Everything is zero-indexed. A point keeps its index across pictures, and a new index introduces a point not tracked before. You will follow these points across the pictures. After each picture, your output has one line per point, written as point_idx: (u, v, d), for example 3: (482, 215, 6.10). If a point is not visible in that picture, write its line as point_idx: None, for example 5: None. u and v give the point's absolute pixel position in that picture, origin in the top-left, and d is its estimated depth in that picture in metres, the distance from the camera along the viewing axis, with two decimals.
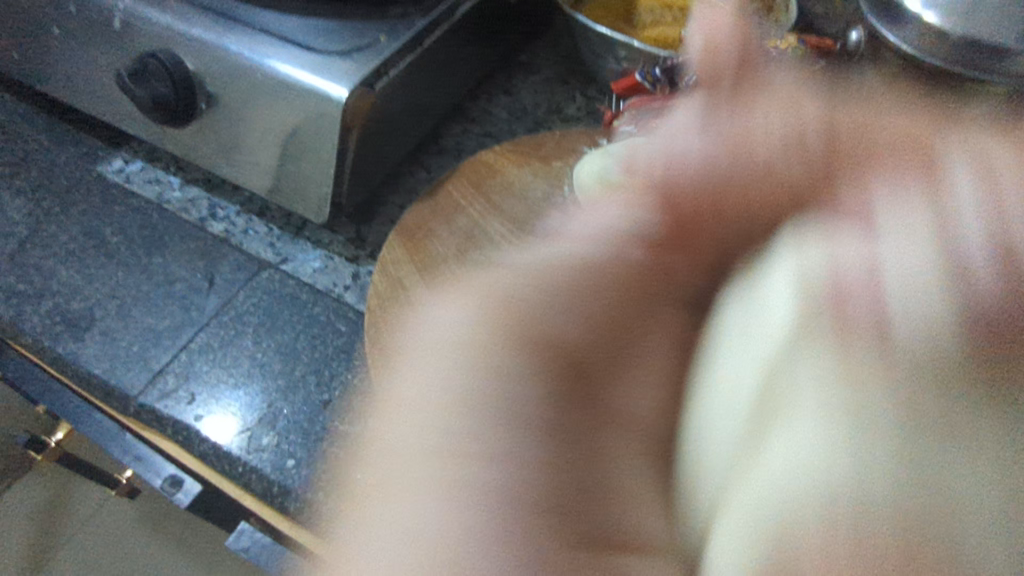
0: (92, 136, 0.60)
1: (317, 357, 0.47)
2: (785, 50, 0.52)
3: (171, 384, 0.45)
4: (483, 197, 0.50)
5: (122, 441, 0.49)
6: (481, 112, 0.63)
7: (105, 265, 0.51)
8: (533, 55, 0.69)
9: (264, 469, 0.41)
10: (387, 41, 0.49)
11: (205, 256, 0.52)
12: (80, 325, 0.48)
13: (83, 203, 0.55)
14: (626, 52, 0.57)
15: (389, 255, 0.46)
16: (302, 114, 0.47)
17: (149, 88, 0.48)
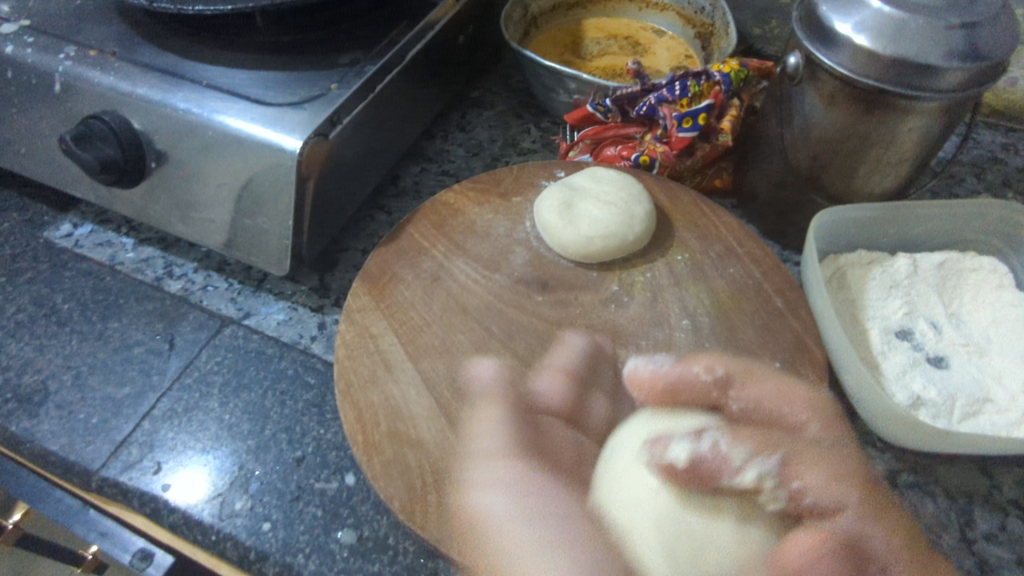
0: (38, 201, 0.58)
1: (286, 414, 0.46)
2: (729, 75, 0.53)
3: (135, 454, 0.43)
4: (445, 236, 0.50)
5: (86, 517, 0.46)
6: (439, 151, 0.64)
7: (59, 333, 0.50)
8: (485, 91, 0.70)
9: (238, 535, 0.40)
10: (338, 90, 0.49)
11: (164, 316, 0.51)
12: (34, 400, 0.46)
13: (32, 271, 0.53)
14: (576, 84, 0.58)
15: (355, 303, 0.46)
16: (254, 167, 0.46)
17: (95, 152, 0.46)
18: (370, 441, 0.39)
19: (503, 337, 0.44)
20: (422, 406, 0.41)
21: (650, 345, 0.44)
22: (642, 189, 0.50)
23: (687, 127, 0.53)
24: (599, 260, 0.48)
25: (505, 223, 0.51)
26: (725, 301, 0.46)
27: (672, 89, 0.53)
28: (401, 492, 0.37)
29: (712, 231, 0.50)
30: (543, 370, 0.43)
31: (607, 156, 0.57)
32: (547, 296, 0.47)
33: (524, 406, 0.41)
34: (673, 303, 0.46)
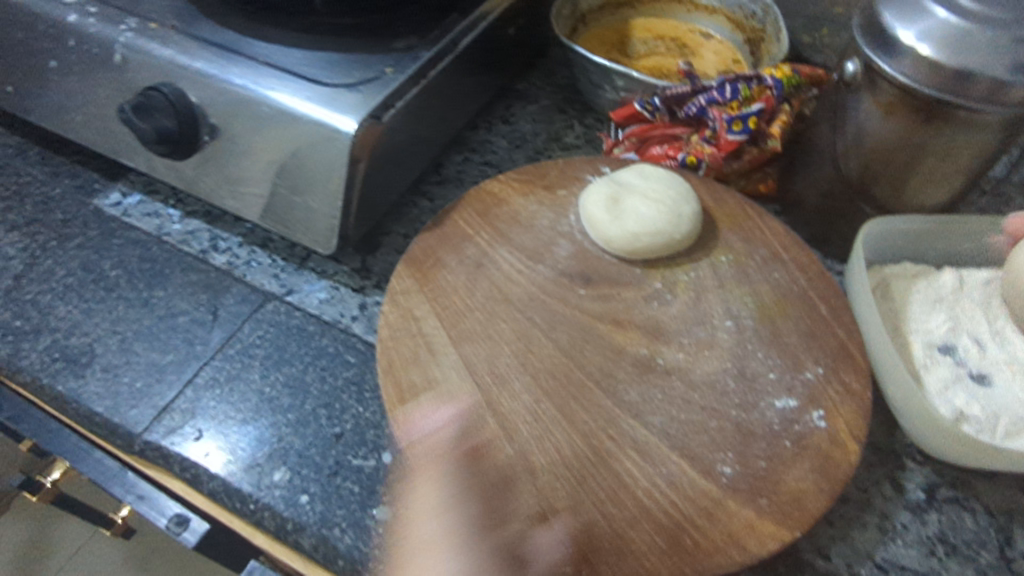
0: (89, 168, 0.59)
1: (326, 390, 0.46)
2: (780, 80, 0.53)
3: (177, 420, 0.44)
4: (489, 225, 0.50)
5: (124, 479, 0.47)
6: (482, 142, 0.64)
7: (106, 298, 0.51)
8: (529, 86, 0.70)
9: (276, 506, 0.41)
10: (393, 74, 0.49)
11: (209, 288, 0.52)
12: (81, 361, 0.47)
13: (81, 237, 0.54)
14: (625, 81, 0.58)
15: (399, 285, 0.46)
16: (308, 147, 0.47)
17: (153, 122, 0.48)
18: (412, 421, 0.40)
19: (545, 327, 0.45)
20: (464, 390, 0.41)
21: (693, 343, 0.44)
22: (689, 188, 0.50)
23: (737, 129, 0.53)
24: (643, 257, 0.47)
25: (549, 215, 0.51)
26: (768, 305, 0.45)
27: (723, 92, 0.53)
28: (441, 472, 0.38)
29: (757, 235, 0.49)
30: (585, 362, 0.43)
31: (653, 155, 0.57)
32: (590, 289, 0.46)
33: (564, 396, 0.41)
34: (716, 304, 0.46)
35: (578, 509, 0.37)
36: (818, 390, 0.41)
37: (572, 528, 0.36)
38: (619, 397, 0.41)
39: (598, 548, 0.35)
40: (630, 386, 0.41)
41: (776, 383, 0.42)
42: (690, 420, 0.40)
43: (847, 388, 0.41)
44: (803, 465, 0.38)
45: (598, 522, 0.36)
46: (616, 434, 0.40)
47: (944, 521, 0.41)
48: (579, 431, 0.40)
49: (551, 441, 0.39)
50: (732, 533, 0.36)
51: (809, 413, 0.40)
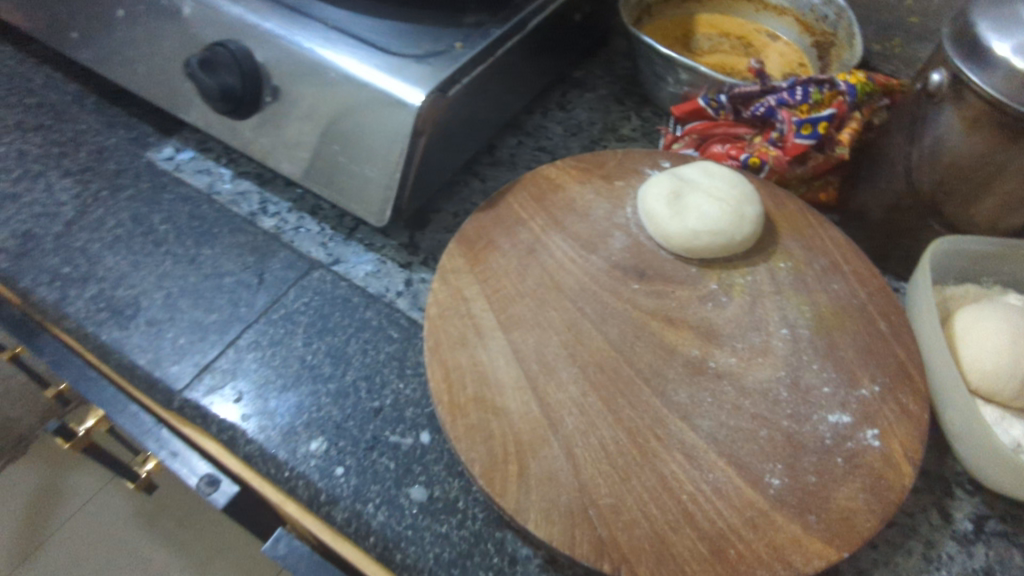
0: (144, 122, 0.59)
1: (368, 363, 0.46)
2: (855, 86, 0.51)
3: (218, 380, 0.44)
4: (543, 211, 0.49)
5: (157, 435, 0.47)
6: (536, 127, 0.63)
7: (153, 252, 0.50)
8: (587, 74, 0.69)
9: (311, 476, 0.40)
10: (463, 49, 0.48)
11: (255, 251, 0.51)
12: (126, 312, 0.47)
13: (132, 189, 0.54)
14: (691, 76, 0.57)
15: (449, 264, 0.46)
16: (370, 117, 0.46)
17: (217, 79, 0.48)
18: (455, 402, 0.39)
19: (596, 320, 0.44)
20: (511, 375, 0.41)
21: (747, 349, 0.42)
22: (754, 191, 0.49)
23: (806, 133, 0.51)
24: (700, 257, 0.47)
25: (605, 205, 0.50)
26: (827, 316, 0.44)
27: (793, 94, 0.52)
28: (482, 457, 0.37)
29: (818, 243, 0.48)
30: (635, 359, 0.42)
31: (714, 154, 0.55)
32: (644, 285, 0.45)
33: (612, 391, 0.40)
34: (772, 311, 0.44)
35: (620, 507, 0.35)
36: (873, 408, 0.40)
37: (612, 526, 0.35)
38: (669, 398, 0.40)
39: (638, 549, 0.34)
40: (680, 387, 0.40)
41: (831, 398, 0.40)
42: (739, 426, 0.39)
43: (904, 410, 0.40)
44: (854, 484, 0.37)
45: (638, 523, 0.35)
46: (665, 435, 0.38)
47: (993, 556, 0.40)
48: (625, 428, 0.39)
49: (596, 435, 0.38)
50: (778, 545, 0.34)
51: (863, 430, 0.39)
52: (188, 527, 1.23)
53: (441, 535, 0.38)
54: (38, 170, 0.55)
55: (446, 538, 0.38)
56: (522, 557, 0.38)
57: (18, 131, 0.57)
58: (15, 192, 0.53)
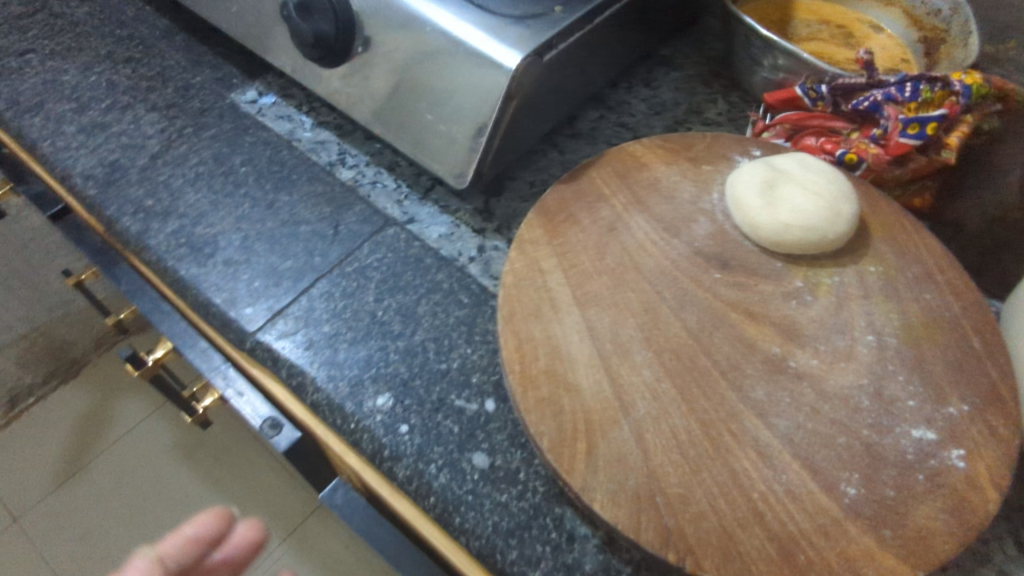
0: (229, 62, 0.59)
1: (437, 325, 0.45)
2: (970, 88, 0.47)
3: (290, 326, 0.44)
4: (627, 189, 0.48)
5: (223, 372, 0.49)
6: (619, 102, 0.62)
7: (233, 193, 0.51)
8: (673, 53, 0.67)
9: (377, 430, 0.41)
10: (562, 13, 0.47)
11: (332, 202, 0.51)
12: (205, 250, 0.48)
13: (215, 128, 0.55)
14: (791, 62, 0.54)
15: (527, 234, 0.45)
16: (462, 76, 0.45)
17: (313, 25, 0.47)
18: (527, 373, 0.39)
19: (674, 306, 0.42)
20: (583, 353, 0.40)
21: (830, 352, 0.41)
22: (852, 188, 0.46)
23: (912, 133, 0.48)
24: (788, 251, 0.45)
25: (691, 189, 0.48)
26: (917, 327, 0.42)
27: (903, 90, 0.49)
28: (551, 431, 0.37)
29: (913, 250, 0.46)
30: (713, 350, 0.41)
31: (808, 145, 0.53)
32: (726, 275, 0.44)
33: (687, 380, 0.39)
34: (859, 315, 0.43)
35: (688, 498, 0.35)
36: (959, 428, 0.38)
37: (679, 516, 0.35)
38: (745, 394, 0.39)
39: (704, 543, 0.34)
40: (757, 384, 0.39)
41: (915, 411, 0.39)
42: (817, 430, 0.38)
43: (993, 433, 0.38)
44: (934, 503, 0.35)
45: (707, 516, 0.35)
46: (738, 430, 0.38)
47: None
48: (698, 419, 0.38)
49: (667, 423, 0.38)
50: (847, 554, 0.34)
51: (946, 449, 0.37)
52: (221, 464, 1.31)
53: (501, 504, 0.38)
54: (126, 102, 0.55)
55: (506, 507, 0.38)
56: (580, 535, 0.38)
57: (110, 62, 0.58)
58: (104, 122, 0.54)
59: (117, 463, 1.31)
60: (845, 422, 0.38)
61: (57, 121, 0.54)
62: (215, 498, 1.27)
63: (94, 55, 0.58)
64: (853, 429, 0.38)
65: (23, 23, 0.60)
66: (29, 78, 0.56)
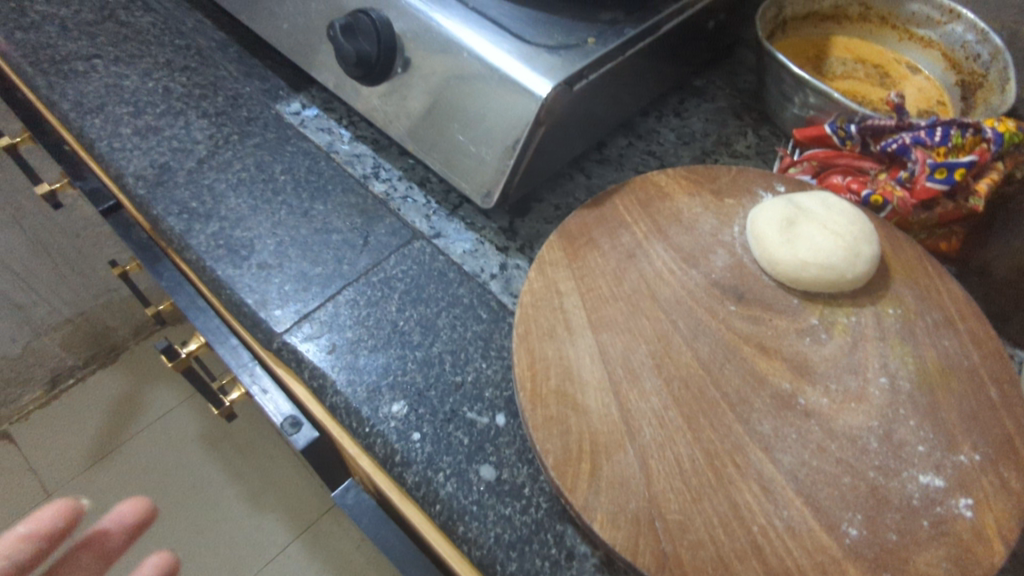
0: (277, 76, 0.62)
1: (454, 338, 0.47)
2: (1002, 135, 0.47)
3: (315, 329, 0.46)
4: (649, 218, 0.49)
5: (248, 369, 0.50)
6: (649, 130, 0.63)
7: (272, 199, 0.53)
8: (706, 84, 0.68)
9: (389, 436, 0.42)
10: (595, 45, 0.48)
11: (364, 213, 0.53)
12: (241, 252, 0.50)
13: (259, 137, 0.57)
14: (822, 101, 0.54)
15: (548, 255, 0.46)
16: (495, 101, 0.47)
17: (355, 44, 0.49)
18: (537, 391, 0.40)
19: (687, 335, 0.43)
20: (594, 375, 0.41)
21: (841, 392, 0.41)
22: (873, 229, 0.47)
23: (939, 178, 0.48)
24: (805, 288, 0.45)
25: (713, 221, 0.49)
26: (932, 372, 0.42)
27: (932, 134, 0.49)
28: (556, 450, 0.38)
29: (933, 295, 0.45)
30: (722, 381, 0.41)
31: (833, 184, 0.53)
32: (742, 308, 0.45)
33: (694, 409, 0.40)
34: (873, 356, 0.43)
35: (687, 525, 0.36)
36: (969, 477, 0.38)
37: (677, 543, 0.35)
38: (752, 427, 0.39)
39: (700, 571, 0.34)
40: (765, 418, 0.40)
41: (924, 457, 0.38)
42: (822, 468, 0.38)
43: (1005, 485, 0.37)
44: (938, 551, 0.35)
45: (705, 545, 0.35)
46: (742, 463, 0.38)
47: None
48: (702, 448, 0.38)
49: (672, 450, 0.38)
50: None
51: (954, 497, 0.37)
52: (244, 457, 1.35)
53: (504, 517, 0.39)
54: (179, 108, 0.59)
55: (509, 521, 0.39)
56: (580, 553, 0.39)
57: (167, 69, 0.61)
58: (157, 126, 0.57)
59: (142, 449, 1.36)
60: (851, 461, 0.38)
61: (115, 122, 0.57)
62: (235, 489, 1.31)
63: (153, 62, 0.62)
64: (858, 470, 0.38)
65: (92, 29, 0.65)
66: (93, 81, 0.60)
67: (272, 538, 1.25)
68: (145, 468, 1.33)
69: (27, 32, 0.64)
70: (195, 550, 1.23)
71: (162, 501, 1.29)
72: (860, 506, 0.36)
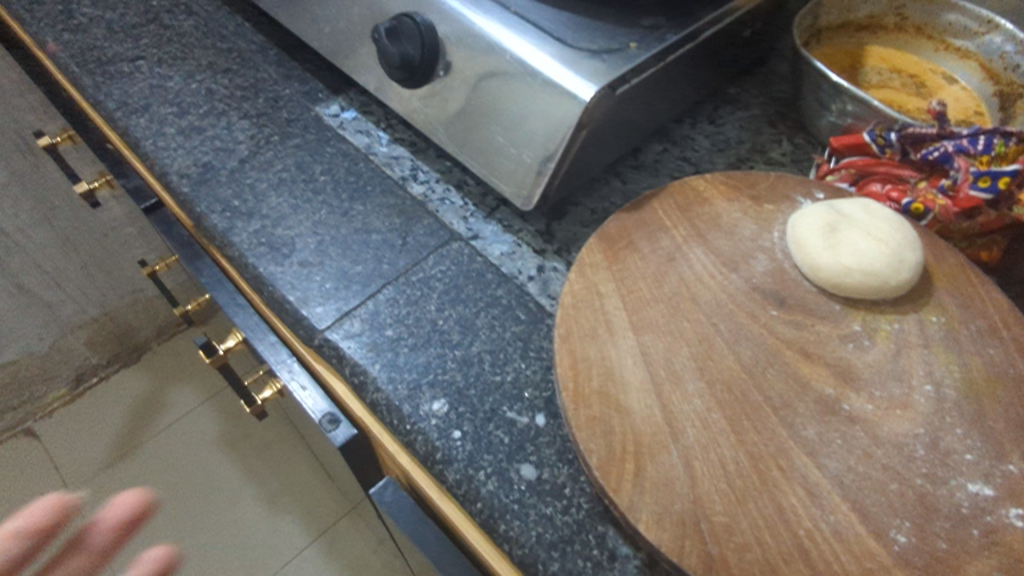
0: (316, 78, 0.63)
1: (493, 338, 0.47)
2: None
3: (356, 327, 0.47)
4: (688, 222, 0.49)
5: (286, 364, 0.51)
6: (683, 137, 0.63)
7: (312, 199, 0.54)
8: (741, 92, 0.68)
9: (430, 433, 0.42)
10: (637, 49, 0.49)
11: (402, 214, 0.54)
12: (283, 250, 0.51)
13: (299, 138, 0.58)
14: (861, 108, 0.54)
15: (588, 258, 0.47)
16: (537, 105, 0.47)
17: (399, 48, 0.50)
18: (580, 391, 0.40)
19: (728, 339, 0.43)
20: (636, 376, 0.41)
21: (886, 398, 0.41)
22: (916, 235, 0.47)
23: (983, 186, 0.47)
24: (846, 294, 0.45)
25: (752, 226, 0.49)
26: (978, 380, 0.41)
27: (975, 143, 0.49)
28: (600, 450, 0.38)
29: (977, 303, 0.45)
30: (765, 385, 0.41)
31: (873, 192, 0.53)
32: (783, 313, 0.44)
33: (738, 412, 0.40)
34: (918, 363, 0.42)
35: (732, 528, 0.35)
36: (1019, 487, 0.37)
37: (724, 545, 0.35)
38: (796, 432, 0.39)
39: (747, 573, 0.34)
40: (810, 423, 0.39)
41: (972, 466, 0.38)
42: (868, 475, 0.37)
43: None
44: (988, 561, 0.34)
45: (751, 548, 0.35)
46: (787, 467, 0.38)
47: None
48: (747, 451, 0.38)
49: (716, 453, 0.38)
50: None
51: (1004, 507, 0.36)
52: (263, 459, 1.35)
53: (546, 517, 0.39)
54: (222, 109, 0.60)
55: (551, 520, 0.39)
56: (622, 554, 0.39)
57: (209, 71, 0.63)
58: (201, 127, 0.58)
59: (164, 449, 1.37)
60: (897, 468, 0.38)
61: (160, 123, 0.58)
62: (253, 491, 1.32)
63: (196, 64, 0.63)
64: (906, 476, 0.37)
65: (137, 32, 0.66)
66: (138, 82, 0.61)
67: (291, 541, 1.26)
68: (167, 468, 1.35)
69: (74, 34, 0.66)
70: (214, 552, 1.24)
71: (182, 502, 1.30)
72: (908, 513, 0.36)
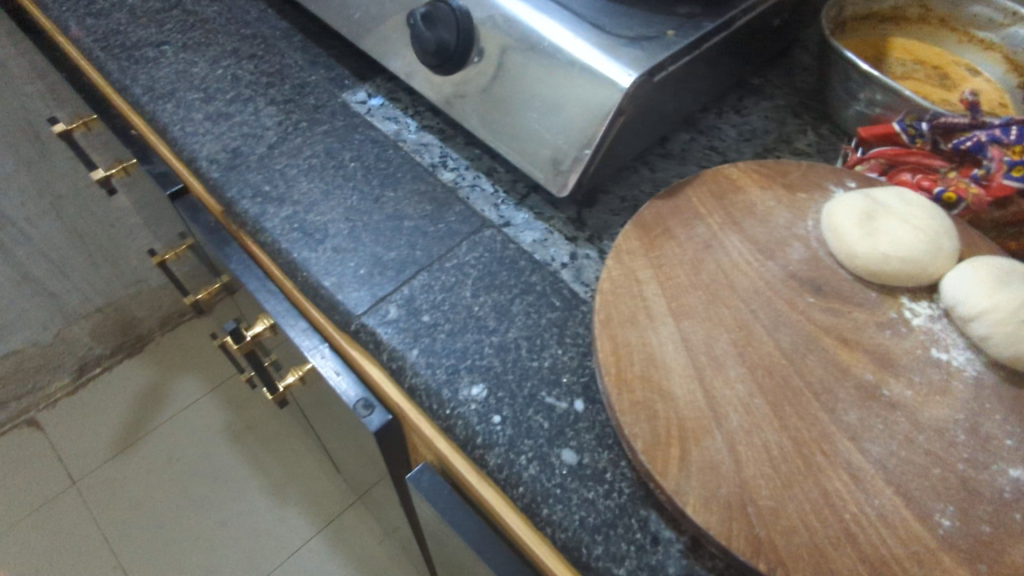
0: (342, 65, 0.63)
1: (530, 325, 0.47)
2: None
3: (392, 313, 0.47)
4: (723, 210, 0.49)
5: (316, 349, 0.52)
6: (710, 127, 0.63)
7: (343, 185, 0.54)
8: (765, 83, 0.68)
9: (472, 419, 0.42)
10: (675, 37, 0.49)
11: (434, 202, 0.53)
12: (316, 236, 0.50)
13: (327, 125, 0.58)
14: (892, 98, 0.54)
15: (624, 245, 0.47)
16: (575, 91, 0.47)
17: (434, 34, 0.51)
18: (623, 377, 0.40)
19: (767, 326, 0.43)
20: (678, 362, 0.41)
21: (925, 384, 0.41)
22: (952, 224, 0.47)
23: (1016, 176, 0.48)
24: (885, 281, 0.45)
25: (786, 214, 0.49)
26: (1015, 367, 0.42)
27: (1008, 132, 0.48)
28: (645, 434, 0.38)
29: None
30: (806, 371, 0.41)
31: (903, 180, 0.53)
32: (820, 300, 0.45)
33: (780, 397, 0.40)
34: (955, 350, 0.42)
35: (779, 512, 0.36)
36: None
37: (771, 528, 0.35)
38: (839, 417, 0.39)
39: (795, 555, 0.34)
40: (851, 408, 0.40)
41: (1012, 450, 0.38)
42: (911, 459, 0.38)
43: None
44: None
45: (799, 531, 0.35)
46: (831, 451, 0.38)
47: None
48: (790, 436, 0.38)
49: (760, 437, 0.38)
50: None
51: None
52: (269, 451, 1.35)
53: (588, 501, 0.39)
54: (248, 95, 0.59)
55: (593, 504, 0.39)
56: (664, 538, 0.38)
57: (234, 57, 0.62)
58: (227, 112, 0.58)
59: (168, 441, 1.37)
60: (940, 453, 0.38)
61: (187, 108, 0.58)
62: (260, 482, 1.32)
63: (221, 50, 0.63)
64: (949, 461, 0.38)
65: (160, 17, 0.65)
66: (163, 67, 0.61)
67: (298, 532, 1.26)
68: (172, 460, 1.34)
69: (97, 18, 0.65)
70: (221, 544, 1.24)
71: (189, 494, 1.30)
72: (953, 497, 0.36)
